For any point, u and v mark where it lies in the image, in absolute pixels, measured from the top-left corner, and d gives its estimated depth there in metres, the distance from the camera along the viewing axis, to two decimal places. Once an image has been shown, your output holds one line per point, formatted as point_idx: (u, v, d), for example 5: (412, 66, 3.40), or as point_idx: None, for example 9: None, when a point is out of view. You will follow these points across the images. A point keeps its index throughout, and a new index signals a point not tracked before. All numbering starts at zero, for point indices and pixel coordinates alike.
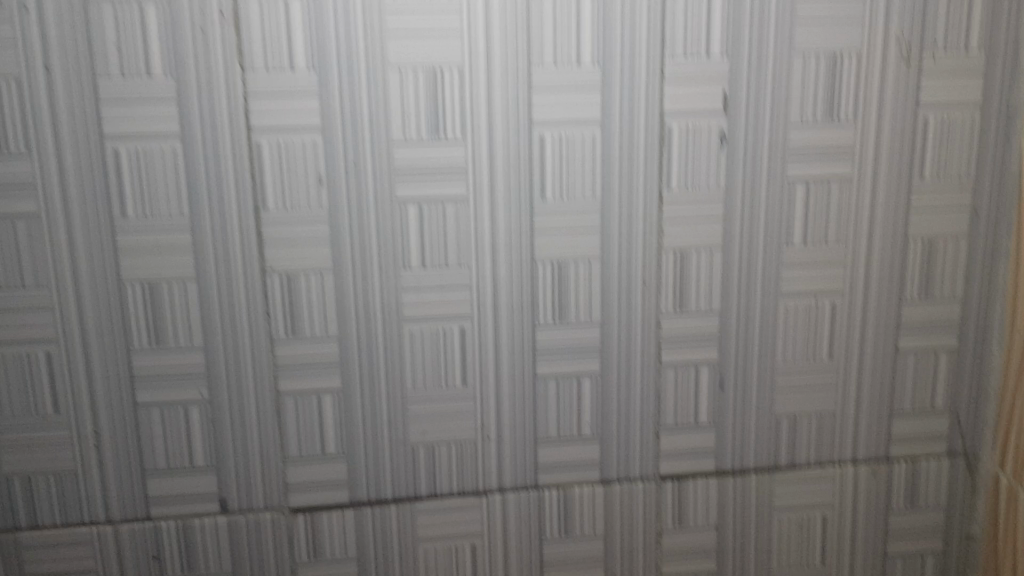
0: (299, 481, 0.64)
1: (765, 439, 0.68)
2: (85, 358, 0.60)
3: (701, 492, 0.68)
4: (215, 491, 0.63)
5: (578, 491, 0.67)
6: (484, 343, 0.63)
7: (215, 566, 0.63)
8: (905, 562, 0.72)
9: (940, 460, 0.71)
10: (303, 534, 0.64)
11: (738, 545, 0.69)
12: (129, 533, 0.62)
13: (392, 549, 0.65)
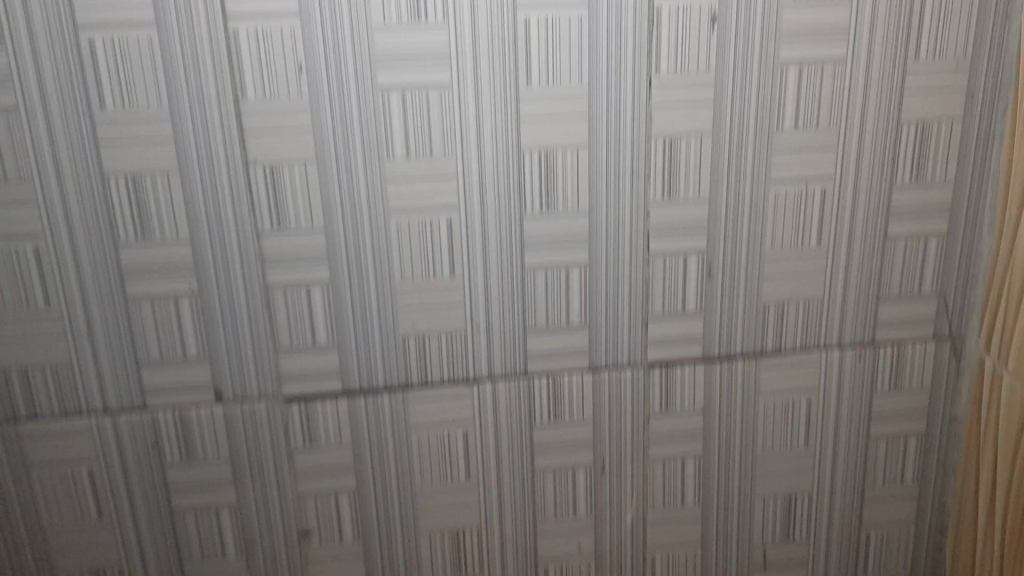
0: (292, 371, 0.65)
1: (753, 326, 0.69)
2: (73, 252, 0.60)
3: (688, 378, 0.69)
4: (209, 382, 0.64)
5: (567, 378, 0.68)
6: (472, 233, 0.63)
7: (213, 452, 0.65)
8: (888, 442, 0.74)
9: (926, 344, 0.71)
10: (297, 422, 0.66)
11: (724, 428, 0.71)
12: (127, 421, 0.64)
13: (385, 436, 0.67)
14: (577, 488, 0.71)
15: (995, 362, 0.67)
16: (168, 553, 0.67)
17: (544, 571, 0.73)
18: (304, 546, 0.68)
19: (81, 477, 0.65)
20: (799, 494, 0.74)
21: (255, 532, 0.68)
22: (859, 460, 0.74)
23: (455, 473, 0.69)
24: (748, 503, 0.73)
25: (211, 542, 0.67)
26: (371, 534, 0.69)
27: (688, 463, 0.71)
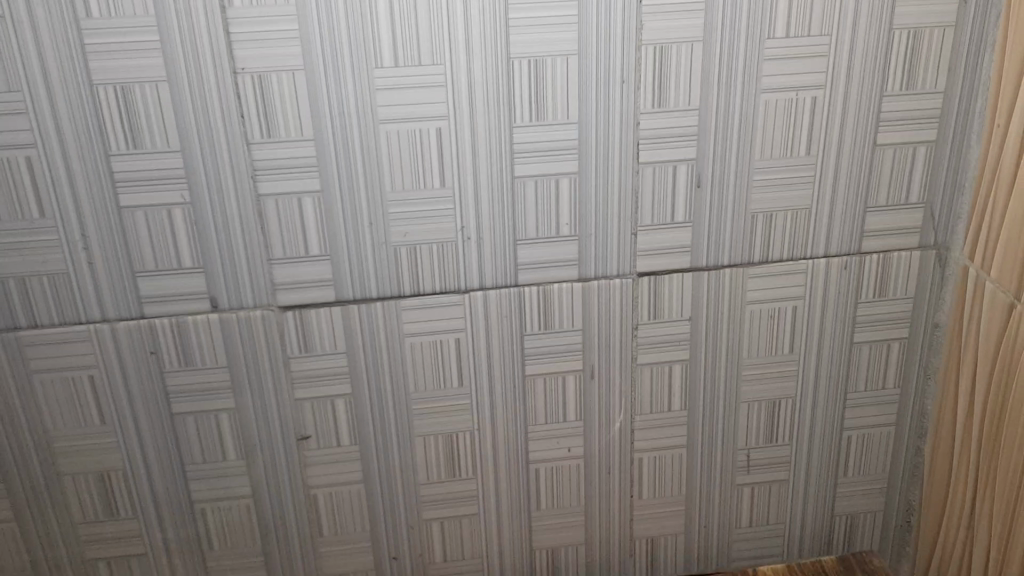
0: (286, 280, 0.66)
1: (741, 236, 0.70)
2: (65, 162, 0.60)
3: (676, 286, 0.70)
4: (205, 291, 0.65)
5: (557, 287, 0.69)
6: (461, 142, 0.63)
7: (211, 359, 0.67)
8: (871, 349, 0.75)
9: (911, 253, 0.73)
10: (293, 330, 0.67)
11: (711, 335, 0.73)
12: (126, 330, 0.65)
13: (380, 344, 0.68)
14: (567, 394, 0.73)
15: (979, 270, 0.68)
16: (170, 457, 0.69)
17: (536, 473, 0.75)
18: (302, 450, 0.71)
19: (83, 384, 0.66)
20: (783, 399, 0.76)
21: (254, 437, 0.70)
22: (842, 366, 0.75)
23: (448, 380, 0.70)
24: (733, 408, 0.75)
25: (212, 447, 0.69)
26: (367, 438, 0.71)
27: (675, 369, 0.73)
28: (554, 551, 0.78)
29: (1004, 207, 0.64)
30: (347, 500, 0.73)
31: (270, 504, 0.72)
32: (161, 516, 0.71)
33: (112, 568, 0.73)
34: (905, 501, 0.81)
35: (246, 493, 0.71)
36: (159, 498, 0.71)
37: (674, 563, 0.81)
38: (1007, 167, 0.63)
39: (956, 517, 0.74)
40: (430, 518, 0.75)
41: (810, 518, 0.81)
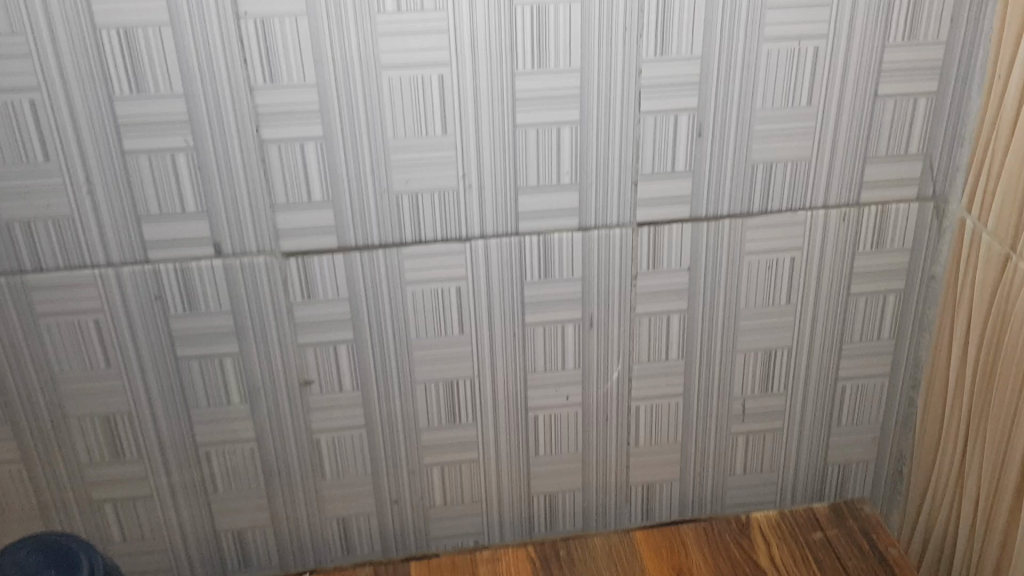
0: (289, 227, 0.66)
1: (741, 186, 0.70)
2: (68, 105, 0.61)
3: (676, 236, 0.71)
4: (209, 237, 0.66)
5: (558, 236, 0.69)
6: (463, 89, 0.63)
7: (215, 305, 0.67)
8: (867, 301, 0.76)
9: (909, 206, 0.73)
10: (296, 277, 0.68)
11: (709, 286, 0.73)
12: (131, 275, 0.66)
13: (381, 291, 0.69)
14: (566, 343, 0.74)
15: (977, 221, 0.69)
16: (175, 401, 0.70)
17: (534, 420, 0.76)
18: (305, 396, 0.72)
19: (88, 329, 0.67)
20: (779, 350, 0.77)
21: (258, 381, 0.71)
22: (839, 318, 0.76)
23: (449, 327, 0.71)
24: (730, 358, 0.76)
25: (216, 391, 0.70)
26: (368, 384, 0.72)
27: (673, 319, 0.74)
28: (551, 497, 0.80)
29: (1003, 158, 0.65)
30: (349, 445, 0.74)
31: (273, 448, 0.73)
32: (167, 460, 0.72)
33: (117, 510, 0.74)
34: (896, 451, 0.83)
35: (250, 437, 0.73)
36: (164, 442, 0.72)
37: (668, 510, 0.83)
38: (1007, 120, 0.64)
39: (947, 464, 0.76)
40: (430, 464, 0.76)
41: (803, 466, 0.83)
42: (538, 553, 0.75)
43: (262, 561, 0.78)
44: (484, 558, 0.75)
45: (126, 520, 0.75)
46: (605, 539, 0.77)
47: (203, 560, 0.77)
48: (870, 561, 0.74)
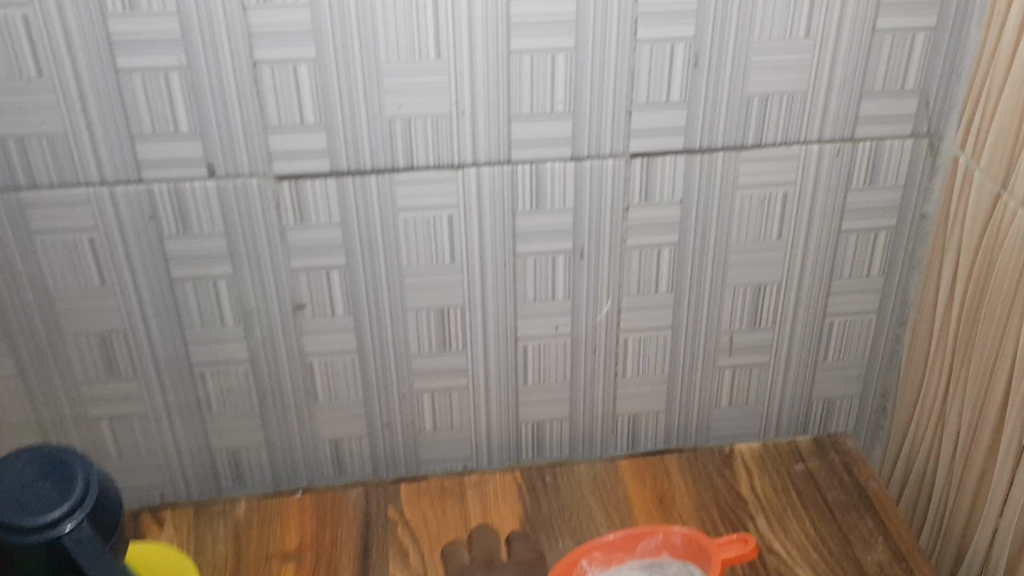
0: (282, 150, 0.66)
1: (736, 119, 0.70)
2: (60, 21, 0.60)
3: (668, 168, 0.71)
4: (202, 158, 0.66)
5: (550, 165, 0.69)
6: (458, 13, 0.63)
7: (208, 227, 0.68)
8: (858, 238, 0.76)
9: (904, 142, 0.73)
10: (289, 200, 0.68)
11: (701, 219, 0.74)
12: (125, 195, 0.66)
13: (373, 218, 0.69)
14: (557, 274, 0.74)
15: (969, 159, 0.70)
16: (169, 321, 0.71)
17: (524, 349, 0.77)
18: (298, 320, 0.73)
19: (83, 247, 0.68)
20: (769, 285, 0.77)
21: (251, 304, 0.72)
22: (829, 255, 0.77)
23: (440, 256, 0.72)
24: (720, 292, 0.77)
25: (210, 313, 0.72)
26: (360, 310, 0.73)
27: (664, 252, 0.75)
28: (540, 425, 0.82)
29: (1000, 92, 0.65)
30: (341, 370, 0.76)
31: (267, 371, 0.75)
32: (161, 379, 0.74)
33: (114, 429, 0.76)
34: (881, 388, 0.84)
35: (243, 359, 0.74)
36: (159, 361, 0.73)
37: (654, 440, 0.84)
38: (1004, 56, 0.64)
39: (929, 402, 0.77)
40: (421, 390, 0.78)
41: (788, 401, 0.84)
42: (524, 479, 0.77)
43: (256, 480, 0.80)
44: (472, 482, 0.77)
45: (122, 437, 0.76)
46: (591, 466, 0.78)
47: (199, 477, 0.79)
48: (849, 492, 0.75)
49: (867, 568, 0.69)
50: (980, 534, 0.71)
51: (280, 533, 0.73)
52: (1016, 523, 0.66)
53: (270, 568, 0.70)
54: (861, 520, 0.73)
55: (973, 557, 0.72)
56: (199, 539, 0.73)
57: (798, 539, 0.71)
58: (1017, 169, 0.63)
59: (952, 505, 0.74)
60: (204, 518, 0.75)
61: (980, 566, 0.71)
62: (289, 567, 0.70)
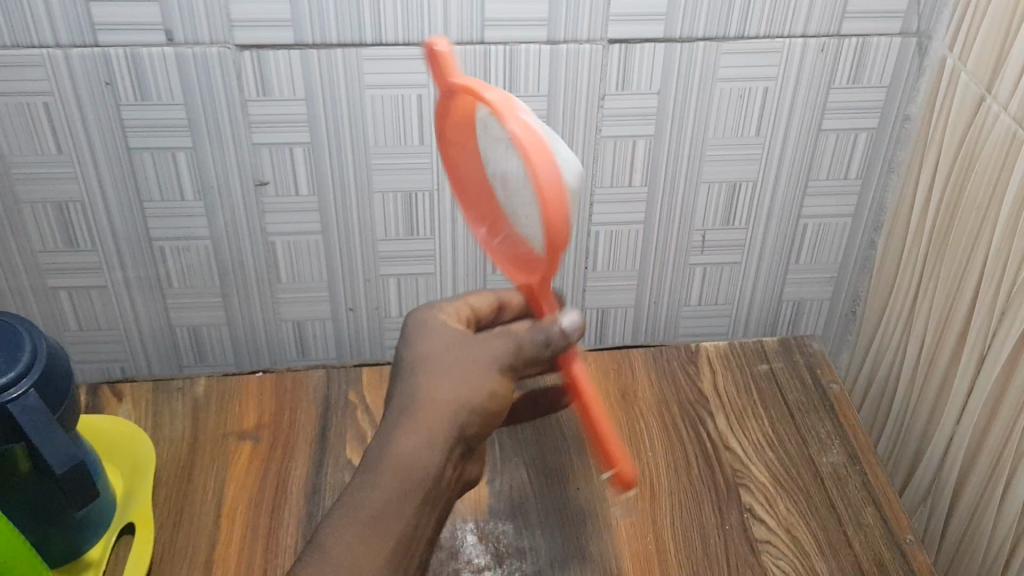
0: (242, 17, 0.62)
1: (720, 7, 0.66)
2: None
3: (647, 56, 0.68)
4: (159, 23, 0.62)
5: (524, 48, 0.66)
6: None
7: (167, 96, 0.66)
8: (838, 137, 0.74)
9: (891, 39, 0.69)
10: (250, 70, 0.65)
11: (679, 111, 0.71)
12: (80, 57, 0.63)
13: (339, 94, 0.67)
14: None
15: (957, 59, 0.67)
16: (128, 193, 0.70)
17: None
18: (260, 197, 0.71)
19: (38, 112, 0.65)
20: (743, 184, 0.76)
21: (212, 180, 0.70)
22: (807, 154, 0.75)
23: (408, 136, 0.70)
24: (693, 189, 0.76)
25: (169, 187, 0.70)
26: (325, 191, 0.72)
27: (639, 144, 0.73)
28: None
29: None
30: (305, 250, 0.75)
31: (229, 248, 0.74)
32: (121, 252, 0.73)
33: (73, 298, 0.76)
34: (852, 292, 0.84)
35: (205, 237, 0.73)
36: (118, 233, 0.72)
37: (621, 333, 0.86)
38: None
39: (898, 309, 0.77)
40: (387, 274, 0.77)
41: (757, 300, 0.85)
42: None
43: (218, 357, 0.82)
44: None
45: (83, 309, 0.76)
46: None
47: (159, 351, 0.80)
48: (810, 394, 0.76)
49: (821, 469, 0.70)
50: (936, 442, 0.71)
51: (239, 411, 0.73)
52: (971, 430, 0.66)
53: (227, 445, 0.71)
54: (819, 423, 0.73)
55: (927, 463, 0.73)
56: (158, 414, 0.74)
57: (755, 439, 0.72)
58: (998, 72, 0.62)
59: (912, 412, 0.75)
60: (164, 394, 0.75)
61: (933, 473, 0.72)
62: (246, 445, 0.71)
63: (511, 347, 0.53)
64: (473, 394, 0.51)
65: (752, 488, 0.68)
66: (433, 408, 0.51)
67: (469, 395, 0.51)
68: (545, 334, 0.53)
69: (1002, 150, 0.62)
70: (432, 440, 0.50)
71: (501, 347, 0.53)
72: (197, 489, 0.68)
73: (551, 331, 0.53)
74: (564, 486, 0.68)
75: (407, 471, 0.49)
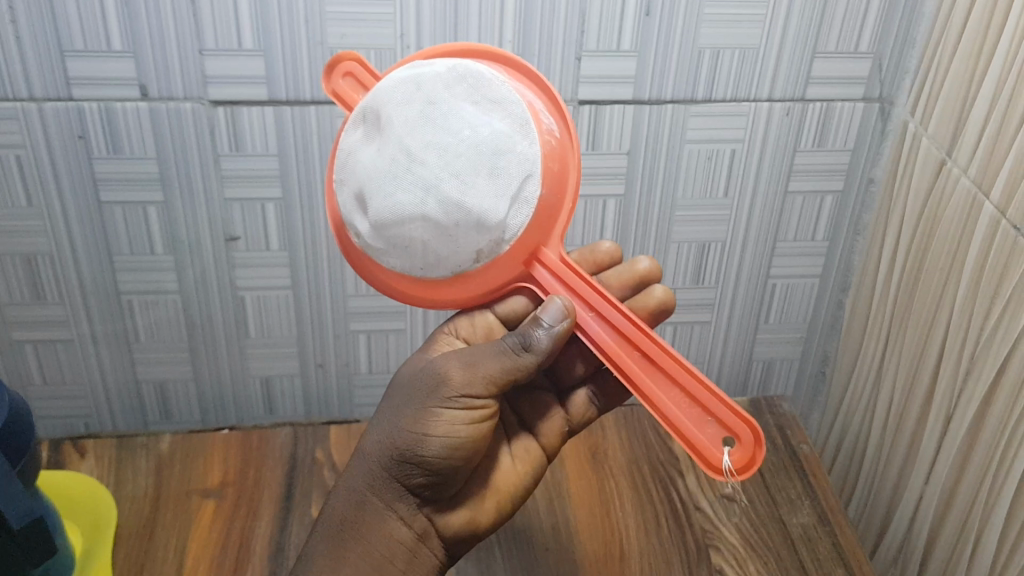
0: (216, 74, 0.63)
1: (688, 71, 0.68)
2: None
3: (617, 117, 0.69)
4: (134, 78, 0.63)
5: None
6: None
7: (140, 150, 0.66)
8: (804, 199, 0.76)
9: (855, 105, 0.71)
10: (224, 125, 0.65)
11: (648, 171, 0.72)
12: (53, 111, 0.63)
13: (312, 150, 0.67)
14: None
15: (918, 124, 0.69)
16: (97, 246, 0.70)
17: None
18: (231, 251, 0.72)
19: (9, 164, 0.65)
20: (713, 243, 0.77)
21: (183, 234, 0.70)
22: (774, 215, 0.76)
23: None
24: (663, 248, 0.77)
25: (140, 240, 0.70)
26: (296, 246, 0.72)
27: (609, 203, 0.74)
28: None
29: (950, 59, 0.64)
30: (275, 305, 0.75)
31: (198, 303, 0.74)
32: (88, 305, 0.73)
33: (38, 352, 0.75)
34: (821, 352, 0.85)
35: (174, 291, 0.73)
36: (86, 285, 0.72)
37: None
38: (960, 20, 0.63)
39: (866, 370, 0.77)
40: (357, 330, 0.77)
41: (728, 360, 0.85)
42: None
43: (184, 414, 0.80)
44: None
45: (47, 363, 0.75)
46: None
47: (124, 407, 0.79)
48: (780, 455, 0.75)
49: (790, 530, 0.69)
50: (905, 504, 0.71)
51: (203, 468, 0.72)
52: (939, 491, 0.66)
53: (190, 503, 0.69)
54: (789, 483, 0.73)
55: (897, 525, 0.72)
56: (120, 470, 0.72)
57: (725, 499, 0.71)
58: (959, 137, 0.63)
59: (881, 473, 0.74)
60: (128, 450, 0.74)
61: (903, 535, 0.71)
62: (210, 503, 0.69)
63: (457, 377, 0.52)
64: (405, 441, 0.52)
65: (721, 549, 0.67)
66: (368, 468, 0.54)
67: (400, 442, 0.52)
68: (523, 337, 0.52)
69: (962, 213, 0.63)
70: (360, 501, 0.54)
71: (451, 375, 0.53)
72: (158, 549, 0.66)
73: (529, 334, 0.52)
74: (532, 546, 0.67)
75: (340, 539, 0.53)
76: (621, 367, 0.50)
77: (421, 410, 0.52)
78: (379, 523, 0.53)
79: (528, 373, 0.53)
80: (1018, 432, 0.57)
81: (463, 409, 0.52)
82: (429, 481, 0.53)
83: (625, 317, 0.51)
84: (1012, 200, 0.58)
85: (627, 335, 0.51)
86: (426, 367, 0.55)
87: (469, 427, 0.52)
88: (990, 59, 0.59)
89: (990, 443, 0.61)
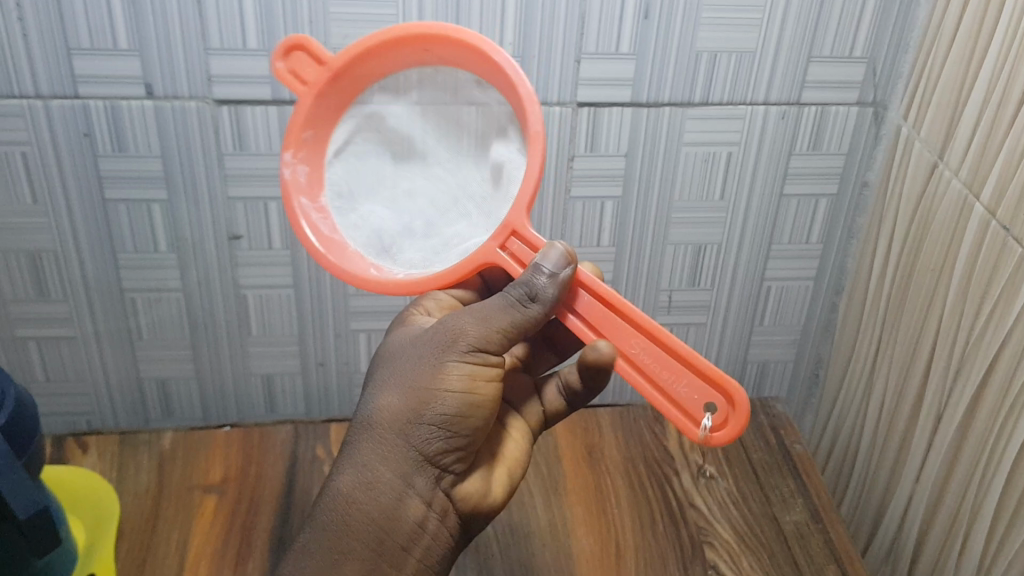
0: (221, 74, 0.64)
1: (685, 75, 0.69)
2: None
3: (615, 121, 0.70)
4: (140, 76, 0.64)
5: None
6: None
7: (144, 148, 0.67)
8: (799, 202, 0.77)
9: (849, 109, 0.72)
10: (227, 125, 0.66)
11: (645, 174, 0.74)
12: (59, 109, 0.64)
13: None
14: None
15: (911, 128, 0.70)
16: (101, 243, 0.71)
17: None
18: (233, 249, 0.72)
19: (15, 161, 0.66)
20: (709, 245, 0.78)
21: (186, 231, 0.71)
22: (769, 217, 0.77)
23: None
24: (660, 249, 0.78)
25: (144, 238, 0.71)
26: (297, 245, 0.73)
27: (607, 205, 0.75)
28: None
29: (942, 63, 0.65)
30: (276, 303, 0.75)
31: (200, 300, 0.75)
32: (91, 302, 0.74)
33: (41, 349, 0.75)
34: (815, 355, 0.86)
35: (176, 289, 0.74)
36: (89, 283, 0.73)
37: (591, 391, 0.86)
38: (951, 25, 0.64)
39: (858, 371, 0.78)
40: (357, 329, 0.78)
41: (723, 361, 0.86)
42: None
43: (186, 411, 0.81)
44: None
45: (50, 360, 0.76)
46: None
47: (126, 405, 0.80)
48: (774, 454, 0.76)
49: (784, 527, 0.70)
50: (896, 503, 0.72)
51: (204, 464, 0.73)
52: (930, 488, 0.67)
53: (192, 498, 0.70)
54: (783, 481, 0.74)
55: (889, 522, 0.73)
56: (122, 467, 0.73)
57: (720, 496, 0.72)
58: (950, 139, 0.65)
59: (874, 472, 0.75)
60: (129, 446, 0.75)
61: (894, 533, 0.72)
62: (211, 498, 0.70)
63: (473, 333, 0.52)
64: (425, 403, 0.51)
65: (716, 545, 0.68)
66: (384, 436, 0.52)
67: (421, 404, 0.51)
68: (528, 287, 0.51)
69: (952, 215, 0.64)
70: (367, 478, 0.52)
71: (463, 328, 0.52)
72: (160, 542, 0.67)
73: (533, 282, 0.51)
74: (530, 542, 0.68)
75: (345, 525, 0.51)
76: (616, 304, 0.51)
77: (436, 367, 0.52)
78: (391, 500, 0.52)
79: (534, 325, 0.52)
80: (1007, 427, 0.58)
81: (482, 366, 0.52)
82: (449, 448, 0.53)
83: (587, 297, 0.52)
84: (1001, 201, 0.59)
85: (592, 314, 0.52)
86: (428, 329, 0.54)
87: (489, 385, 0.52)
88: (981, 64, 0.61)
89: (979, 439, 0.62)
